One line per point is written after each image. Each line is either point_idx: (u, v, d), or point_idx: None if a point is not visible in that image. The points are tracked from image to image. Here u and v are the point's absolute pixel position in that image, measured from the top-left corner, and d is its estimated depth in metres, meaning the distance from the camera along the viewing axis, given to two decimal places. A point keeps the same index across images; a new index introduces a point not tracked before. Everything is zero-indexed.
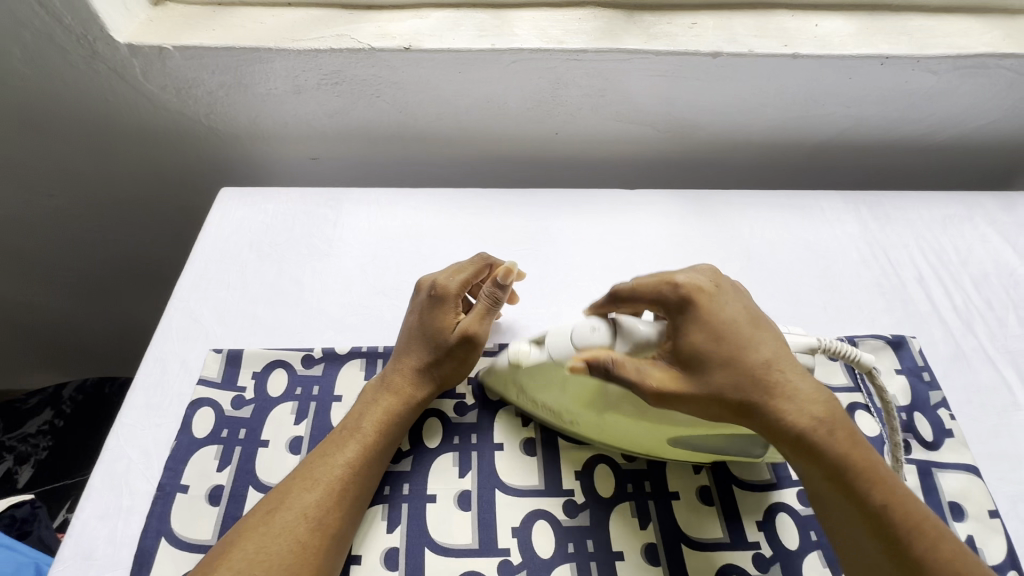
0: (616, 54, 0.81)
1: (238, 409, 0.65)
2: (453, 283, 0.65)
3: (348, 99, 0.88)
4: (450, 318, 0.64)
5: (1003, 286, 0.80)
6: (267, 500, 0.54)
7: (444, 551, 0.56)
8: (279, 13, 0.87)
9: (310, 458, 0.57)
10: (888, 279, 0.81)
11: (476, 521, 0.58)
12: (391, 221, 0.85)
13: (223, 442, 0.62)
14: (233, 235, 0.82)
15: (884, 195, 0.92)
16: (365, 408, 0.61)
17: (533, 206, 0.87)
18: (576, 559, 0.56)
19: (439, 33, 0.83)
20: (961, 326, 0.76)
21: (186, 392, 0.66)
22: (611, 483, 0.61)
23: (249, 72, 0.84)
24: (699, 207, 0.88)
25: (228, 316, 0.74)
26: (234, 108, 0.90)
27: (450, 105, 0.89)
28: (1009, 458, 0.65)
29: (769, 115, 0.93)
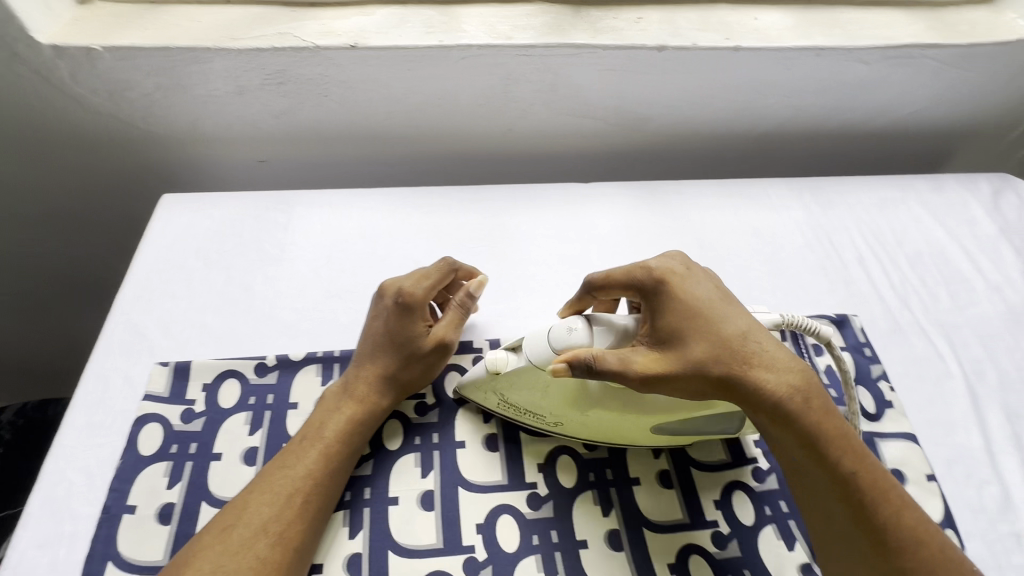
0: (564, 49, 0.82)
1: (187, 423, 0.62)
2: (419, 289, 0.63)
3: (294, 99, 0.86)
4: (416, 326, 0.62)
5: (935, 263, 0.85)
6: (223, 515, 0.52)
7: (408, 554, 0.56)
8: (216, 11, 0.84)
9: (268, 469, 0.55)
10: (832, 261, 0.84)
11: (440, 520, 0.58)
12: (344, 222, 0.83)
13: (172, 458, 0.60)
14: (177, 243, 0.79)
15: (826, 181, 0.95)
16: (326, 418, 0.59)
17: (489, 203, 0.87)
18: (541, 550, 0.57)
19: (386, 30, 0.82)
20: (898, 303, 0.80)
21: (130, 408, 0.63)
22: (574, 473, 0.62)
23: (186, 72, 0.81)
24: (653, 198, 0.90)
25: (174, 327, 0.71)
26: (173, 111, 0.87)
27: (400, 103, 0.88)
28: (945, 425, 0.69)
29: (716, 108, 0.95)
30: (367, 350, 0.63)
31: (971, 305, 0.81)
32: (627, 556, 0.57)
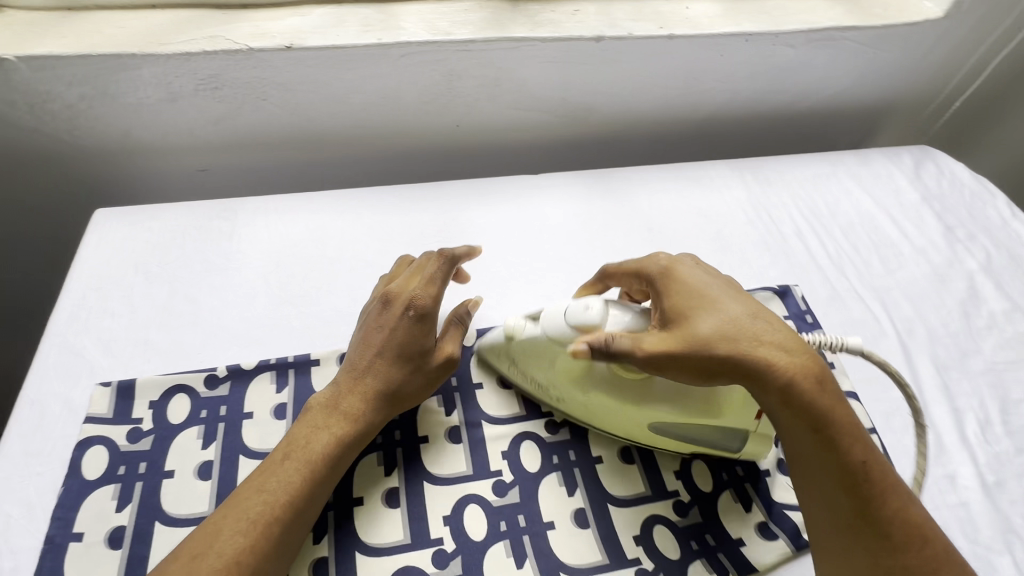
0: (503, 42, 0.83)
1: (135, 443, 0.60)
2: (426, 295, 0.61)
3: (231, 104, 0.83)
4: (420, 336, 0.60)
5: (866, 232, 0.90)
6: (192, 540, 0.48)
7: (376, 552, 0.55)
8: (141, 16, 0.81)
9: (245, 490, 0.51)
10: (773, 236, 0.88)
11: (406, 516, 0.57)
12: (291, 227, 0.81)
13: (120, 480, 0.57)
14: (113, 258, 0.75)
15: (765, 161, 0.99)
16: (315, 436, 0.55)
17: (440, 199, 0.87)
18: (509, 536, 0.57)
19: (322, 30, 0.80)
20: (835, 271, 0.85)
21: (71, 433, 0.60)
22: (537, 457, 0.63)
23: (112, 80, 0.78)
24: (602, 186, 0.91)
25: (115, 346, 0.67)
26: (102, 122, 0.83)
27: (343, 104, 0.87)
28: (881, 381, 0.73)
29: (657, 96, 0.98)
30: (363, 359, 0.60)
31: (901, 268, 0.86)
32: (593, 533, 0.58)
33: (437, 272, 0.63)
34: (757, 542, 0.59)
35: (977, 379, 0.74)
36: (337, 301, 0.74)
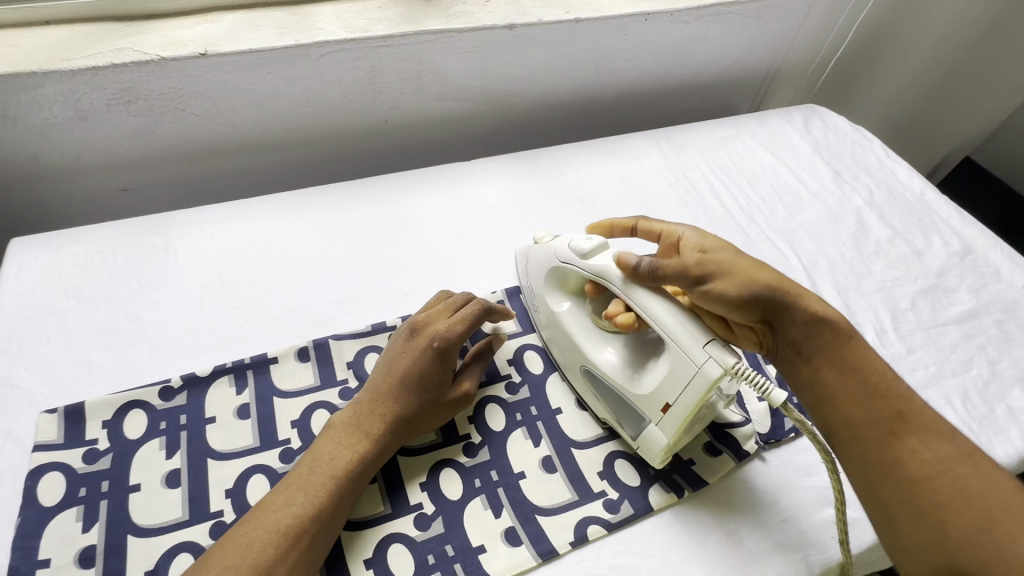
0: (421, 36, 0.85)
1: (93, 463, 0.59)
2: (452, 329, 0.65)
3: (147, 116, 0.81)
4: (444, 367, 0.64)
5: (769, 184, 1.01)
6: (223, 554, 0.49)
7: (361, 526, 0.57)
8: (35, 33, 0.77)
9: (272, 504, 0.53)
10: (690, 195, 0.96)
11: (384, 488, 0.60)
12: (229, 235, 0.80)
13: (83, 501, 0.56)
14: (39, 285, 0.72)
15: (677, 131, 1.06)
16: (340, 452, 0.57)
17: (377, 191, 0.88)
18: (485, 490, 0.61)
19: (235, 35, 0.80)
20: (748, 219, 0.94)
21: (22, 464, 0.58)
22: (502, 416, 0.67)
23: (14, 102, 0.74)
24: (533, 165, 0.95)
25: (56, 372, 0.65)
26: (6, 144, 0.78)
27: (267, 108, 0.86)
28: None
29: (573, 77, 1.03)
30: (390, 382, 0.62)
31: (801, 212, 0.97)
32: (562, 476, 0.63)
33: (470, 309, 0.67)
34: (707, 459, 0.65)
35: (871, 297, 0.86)
36: (287, 299, 0.75)
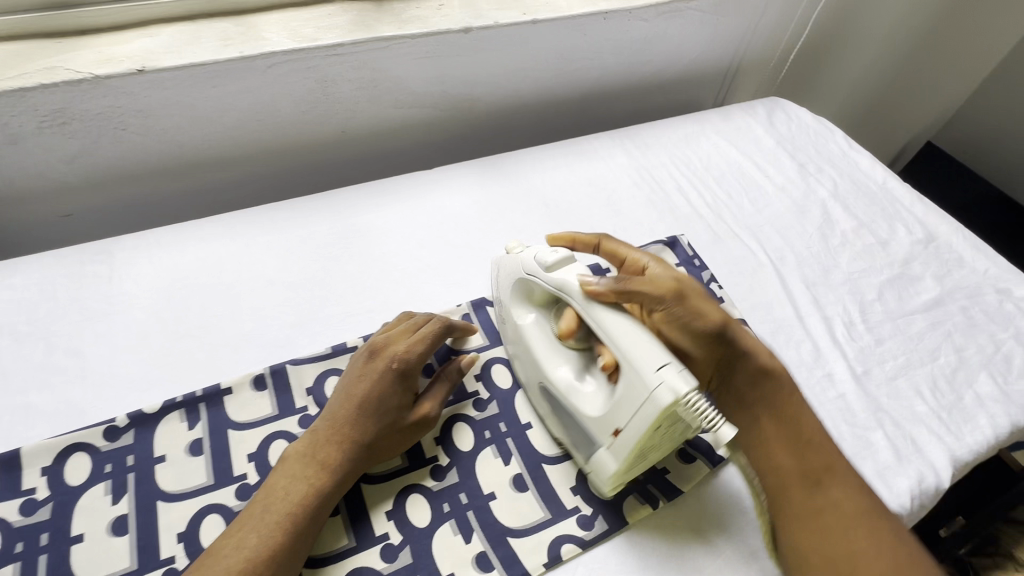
0: (656, 18, 0.96)
1: (173, 425, 0.55)
2: (705, 313, 0.55)
3: (416, 81, 0.85)
4: (685, 293, 0.55)
5: (927, 214, 0.90)
6: (280, 495, 0.48)
7: (513, 534, 0.53)
8: (300, 17, 0.78)
9: (338, 429, 0.52)
10: (831, 231, 0.86)
11: (537, 499, 0.55)
12: (430, 201, 0.81)
13: (109, 475, 0.51)
14: (269, 211, 0.76)
15: (806, 148, 1.00)
16: (387, 395, 0.54)
17: (566, 202, 0.84)
18: (648, 551, 0.52)
19: (484, 10, 0.85)
20: (987, 269, 0.82)
21: (190, 387, 0.58)
22: (684, 476, 0.57)
23: (251, 74, 0.74)
24: (642, 154, 0.93)
25: (249, 299, 0.66)
26: (185, 87, 0.71)
27: (502, 70, 0.91)
28: None
29: (692, 43, 1.05)
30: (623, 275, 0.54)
31: (966, 267, 0.82)
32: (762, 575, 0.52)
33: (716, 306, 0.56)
34: None
35: None
36: (475, 279, 0.73)
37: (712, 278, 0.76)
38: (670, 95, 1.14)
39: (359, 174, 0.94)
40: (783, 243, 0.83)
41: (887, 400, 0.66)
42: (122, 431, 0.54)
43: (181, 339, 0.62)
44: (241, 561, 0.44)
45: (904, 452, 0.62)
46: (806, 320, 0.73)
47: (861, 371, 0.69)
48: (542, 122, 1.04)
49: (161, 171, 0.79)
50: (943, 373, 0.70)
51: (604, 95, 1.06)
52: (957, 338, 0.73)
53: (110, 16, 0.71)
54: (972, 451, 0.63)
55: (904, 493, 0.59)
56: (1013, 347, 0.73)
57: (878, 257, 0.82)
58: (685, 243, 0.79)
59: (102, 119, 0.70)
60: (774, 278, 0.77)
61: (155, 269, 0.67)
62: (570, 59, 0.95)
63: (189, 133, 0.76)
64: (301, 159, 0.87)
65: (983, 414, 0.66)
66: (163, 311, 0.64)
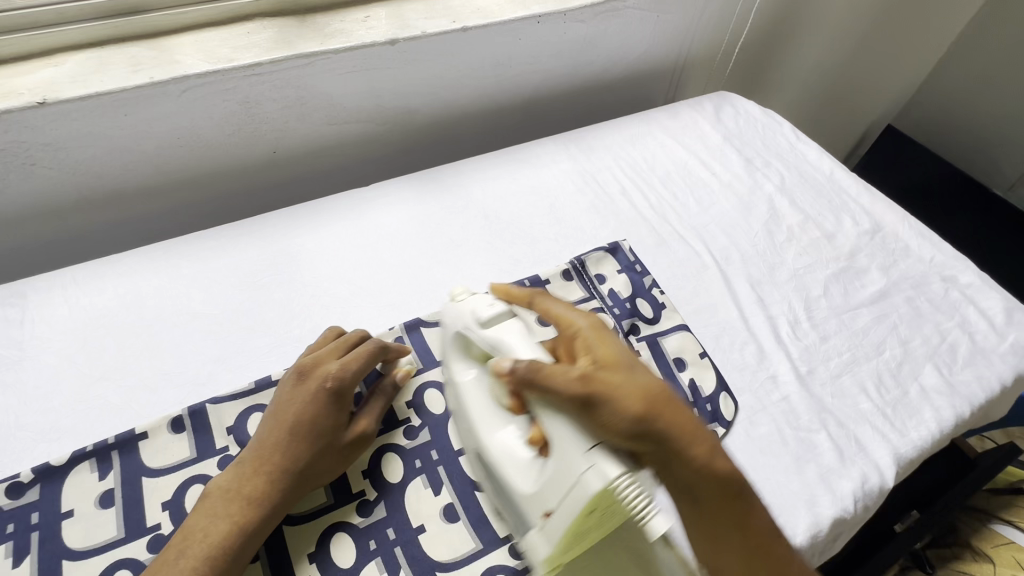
0: (594, 18, 0.94)
1: (82, 476, 0.52)
2: (627, 409, 0.44)
3: (345, 96, 0.82)
4: (601, 387, 0.45)
5: (873, 203, 0.89)
6: (204, 530, 0.47)
7: (443, 568, 0.51)
8: (217, 37, 0.75)
9: (266, 461, 0.51)
10: (777, 227, 0.84)
11: (468, 529, 0.53)
12: (363, 218, 0.78)
13: (12, 536, 0.49)
14: (194, 241, 0.73)
15: (754, 142, 0.99)
16: (319, 419, 0.53)
17: (507, 212, 0.82)
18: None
19: (413, 20, 0.82)
20: (932, 257, 0.82)
21: (103, 434, 0.55)
22: None
23: (166, 99, 0.71)
24: (586, 157, 0.91)
25: (170, 335, 0.64)
26: (97, 117, 0.68)
27: (437, 80, 0.88)
28: (984, 375, 0.69)
29: (635, 41, 1.03)
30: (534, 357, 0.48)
31: (912, 256, 0.82)
32: None
33: (651, 383, 0.48)
34: None
35: None
36: (410, 299, 0.71)
37: (654, 283, 0.74)
38: (619, 93, 1.12)
39: (295, 193, 0.91)
40: (728, 242, 0.82)
41: (832, 399, 0.65)
42: (27, 487, 0.51)
43: (95, 384, 0.59)
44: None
45: (848, 452, 0.61)
46: (750, 321, 0.72)
47: (805, 370, 0.68)
48: (488, 129, 1.01)
49: (80, 205, 0.76)
50: (889, 368, 0.69)
51: (551, 97, 1.03)
52: (903, 330, 0.73)
53: (9, 47, 0.68)
54: (915, 447, 0.62)
55: (847, 496, 0.58)
56: (959, 336, 0.72)
57: (824, 251, 0.81)
58: (627, 247, 0.78)
59: (7, 156, 0.67)
60: (719, 279, 0.76)
61: (70, 310, 0.64)
62: (509, 63, 0.93)
63: (105, 163, 0.73)
64: (231, 181, 0.84)
65: (926, 408, 0.65)
66: (78, 355, 0.61)
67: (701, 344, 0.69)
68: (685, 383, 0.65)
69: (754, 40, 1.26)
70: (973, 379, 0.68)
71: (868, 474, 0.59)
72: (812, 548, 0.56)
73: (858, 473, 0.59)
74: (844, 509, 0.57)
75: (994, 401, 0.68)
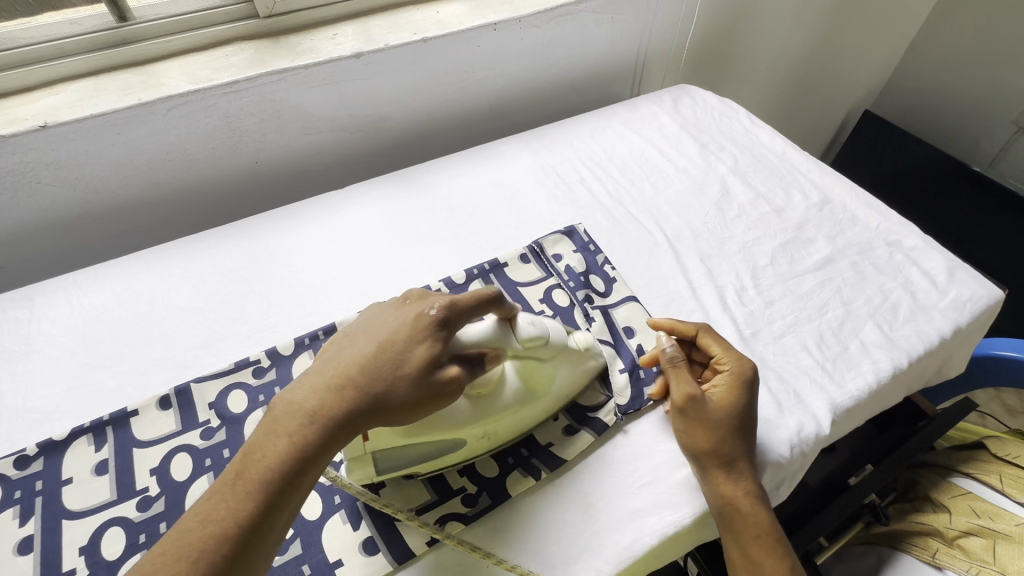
0: (550, 22, 1.00)
1: (78, 448, 0.59)
2: (717, 431, 0.57)
3: (319, 107, 0.90)
4: (725, 411, 0.58)
5: (822, 178, 0.93)
6: (281, 429, 0.44)
7: (401, 517, 0.55)
8: (200, 61, 0.83)
9: (351, 377, 0.47)
10: (727, 204, 0.89)
11: (426, 483, 0.57)
12: (335, 215, 0.85)
13: (19, 500, 0.55)
14: (182, 244, 0.80)
15: (712, 127, 1.03)
16: (417, 338, 0.49)
17: (470, 205, 0.88)
18: (532, 520, 0.55)
19: (378, 35, 0.90)
20: (878, 225, 0.85)
21: (99, 413, 0.62)
22: (571, 448, 0.60)
23: (153, 118, 0.79)
24: (547, 150, 0.97)
25: (161, 327, 0.70)
26: (94, 136, 0.76)
27: (405, 89, 0.95)
28: (925, 329, 0.72)
29: (594, 42, 1.09)
30: (740, 368, 0.61)
31: (859, 224, 0.86)
32: (640, 528, 0.55)
33: (751, 447, 0.58)
34: None
35: (995, 310, 0.76)
36: (377, 286, 0.76)
37: (606, 260, 0.79)
38: (582, 92, 1.18)
39: (279, 198, 0.99)
40: (680, 220, 0.86)
41: (774, 357, 0.69)
42: (32, 459, 0.58)
43: (94, 370, 0.66)
44: (211, 534, 0.39)
45: (786, 404, 0.64)
46: (698, 290, 0.76)
47: (749, 333, 0.71)
48: (458, 132, 1.08)
49: (83, 217, 0.84)
50: (830, 327, 0.72)
51: (516, 98, 1.09)
52: (846, 292, 0.76)
53: (17, 80, 0.77)
54: (855, 398, 0.65)
55: (784, 443, 0.61)
56: (901, 295, 0.76)
57: (773, 224, 0.85)
58: (582, 230, 0.83)
59: (16, 176, 0.75)
60: (669, 254, 0.81)
61: (72, 308, 0.71)
62: (471, 69, 0.99)
63: (103, 178, 0.81)
64: (219, 191, 0.92)
65: (869, 362, 0.69)
66: (78, 346, 0.68)
67: (649, 313, 0.73)
68: (632, 348, 0.70)
69: (715, 34, 1.31)
70: (912, 333, 0.72)
71: (806, 421, 0.63)
72: None
73: (798, 422, 0.63)
74: (782, 455, 0.60)
75: (935, 354, 0.72)
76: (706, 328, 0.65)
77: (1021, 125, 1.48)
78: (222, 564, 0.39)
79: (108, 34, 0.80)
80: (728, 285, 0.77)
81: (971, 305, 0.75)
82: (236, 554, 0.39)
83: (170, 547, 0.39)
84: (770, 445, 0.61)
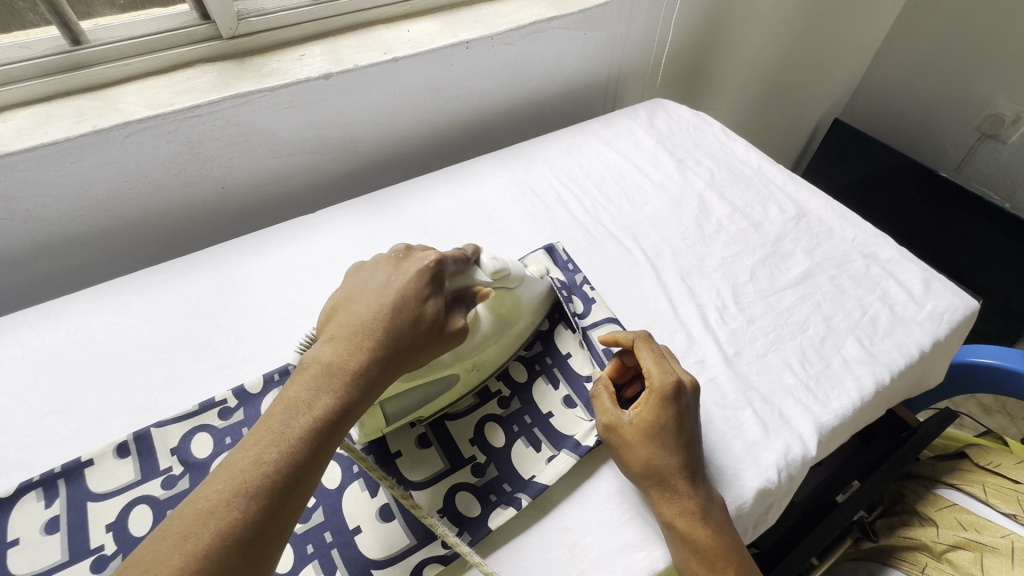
0: (522, 40, 0.98)
1: (25, 505, 0.54)
2: (638, 450, 0.55)
3: (286, 130, 0.87)
4: (650, 428, 0.55)
5: (796, 191, 0.94)
6: (319, 377, 0.45)
7: (380, 564, 0.52)
8: (159, 86, 0.80)
9: (373, 331, 0.47)
10: (706, 220, 0.88)
11: (404, 525, 0.55)
12: (306, 241, 0.82)
13: None
14: (144, 276, 0.76)
15: (688, 141, 1.03)
16: (423, 290, 0.51)
17: (446, 227, 0.85)
18: (516, 558, 0.53)
19: (346, 56, 0.87)
20: (854, 238, 0.86)
21: (50, 465, 0.58)
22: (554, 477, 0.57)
23: (109, 145, 0.75)
24: (522, 168, 0.96)
25: (120, 367, 0.67)
26: (45, 168, 0.72)
27: (376, 109, 0.93)
28: (904, 343, 0.72)
29: (567, 58, 1.09)
30: (662, 383, 0.56)
31: (835, 237, 0.86)
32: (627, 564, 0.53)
33: (687, 457, 0.55)
34: None
35: (970, 318, 0.77)
36: None
37: (585, 280, 0.77)
38: (558, 107, 1.17)
39: (247, 223, 0.95)
40: (659, 237, 0.85)
41: (757, 376, 0.68)
42: None
43: (46, 417, 0.61)
44: (261, 474, 0.39)
45: (772, 425, 0.63)
46: (680, 310, 0.75)
47: (731, 352, 0.70)
48: (432, 151, 1.06)
49: (36, 249, 0.80)
50: (812, 343, 0.72)
51: (492, 115, 1.08)
52: (826, 308, 0.76)
53: None
54: (839, 417, 0.65)
55: (770, 467, 0.60)
56: (879, 308, 0.76)
57: (752, 240, 0.85)
58: (561, 249, 0.81)
59: None
60: (649, 272, 0.80)
61: (22, 349, 0.67)
62: (445, 87, 0.97)
63: (58, 208, 0.77)
64: (183, 217, 0.88)
65: (852, 380, 0.68)
66: (28, 391, 0.64)
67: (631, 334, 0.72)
68: None
69: (688, 46, 1.32)
70: (893, 347, 0.72)
71: (794, 443, 0.62)
72: (740, 520, 0.58)
73: (786, 445, 0.61)
74: (770, 479, 0.59)
75: (915, 367, 0.72)
76: (642, 338, 0.61)
77: (982, 133, 1.52)
78: (273, 502, 0.39)
79: (61, 58, 0.76)
80: (710, 304, 0.76)
81: (948, 316, 0.75)
82: (284, 490, 0.39)
83: (225, 485, 0.38)
84: (759, 470, 0.59)
